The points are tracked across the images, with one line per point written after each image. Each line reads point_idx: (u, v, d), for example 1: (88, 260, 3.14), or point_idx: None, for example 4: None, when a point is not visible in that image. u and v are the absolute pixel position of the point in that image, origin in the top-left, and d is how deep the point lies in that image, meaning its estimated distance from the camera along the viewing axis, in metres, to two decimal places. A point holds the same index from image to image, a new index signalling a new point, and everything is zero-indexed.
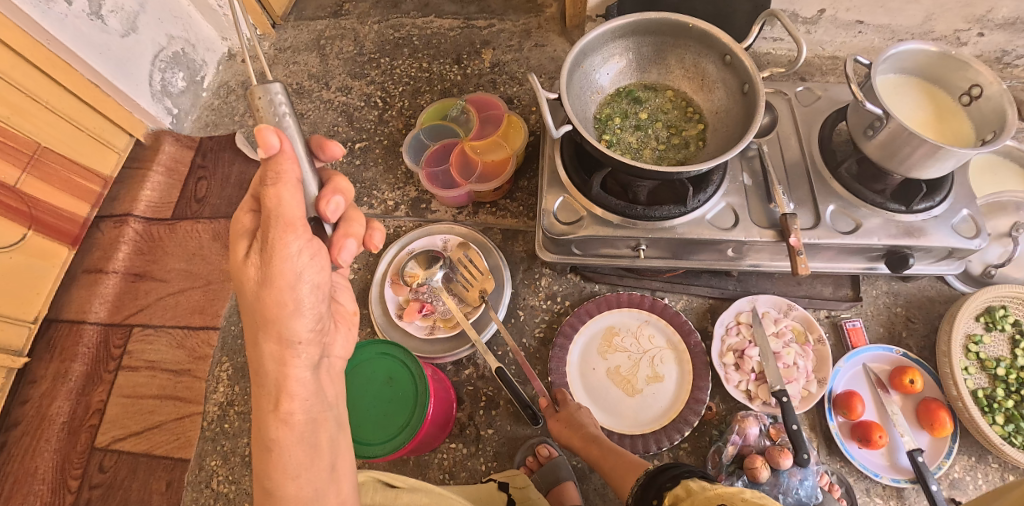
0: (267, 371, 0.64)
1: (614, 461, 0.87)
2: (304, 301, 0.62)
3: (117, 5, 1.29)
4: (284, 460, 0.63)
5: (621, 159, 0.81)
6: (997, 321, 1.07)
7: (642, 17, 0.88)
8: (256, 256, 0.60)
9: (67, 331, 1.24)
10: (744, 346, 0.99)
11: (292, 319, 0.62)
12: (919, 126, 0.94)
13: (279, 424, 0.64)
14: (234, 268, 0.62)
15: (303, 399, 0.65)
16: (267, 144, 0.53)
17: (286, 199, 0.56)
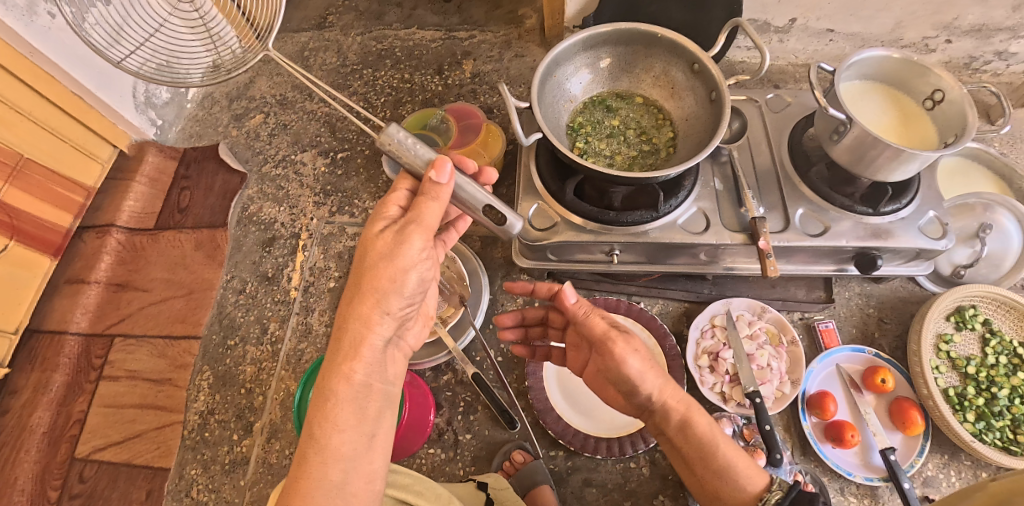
0: (348, 332, 0.67)
1: (709, 471, 0.76)
2: (410, 284, 0.68)
3: (101, 18, 1.30)
4: (336, 414, 0.65)
5: (591, 166, 0.83)
6: (967, 320, 1.09)
7: (611, 27, 0.90)
8: (391, 234, 0.68)
9: (48, 342, 1.24)
10: (718, 349, 1.01)
11: (391, 296, 0.67)
12: (884, 131, 0.95)
13: (341, 377, 0.66)
14: (366, 240, 0.68)
15: (367, 362, 0.67)
16: (442, 170, 0.67)
17: (434, 209, 0.69)
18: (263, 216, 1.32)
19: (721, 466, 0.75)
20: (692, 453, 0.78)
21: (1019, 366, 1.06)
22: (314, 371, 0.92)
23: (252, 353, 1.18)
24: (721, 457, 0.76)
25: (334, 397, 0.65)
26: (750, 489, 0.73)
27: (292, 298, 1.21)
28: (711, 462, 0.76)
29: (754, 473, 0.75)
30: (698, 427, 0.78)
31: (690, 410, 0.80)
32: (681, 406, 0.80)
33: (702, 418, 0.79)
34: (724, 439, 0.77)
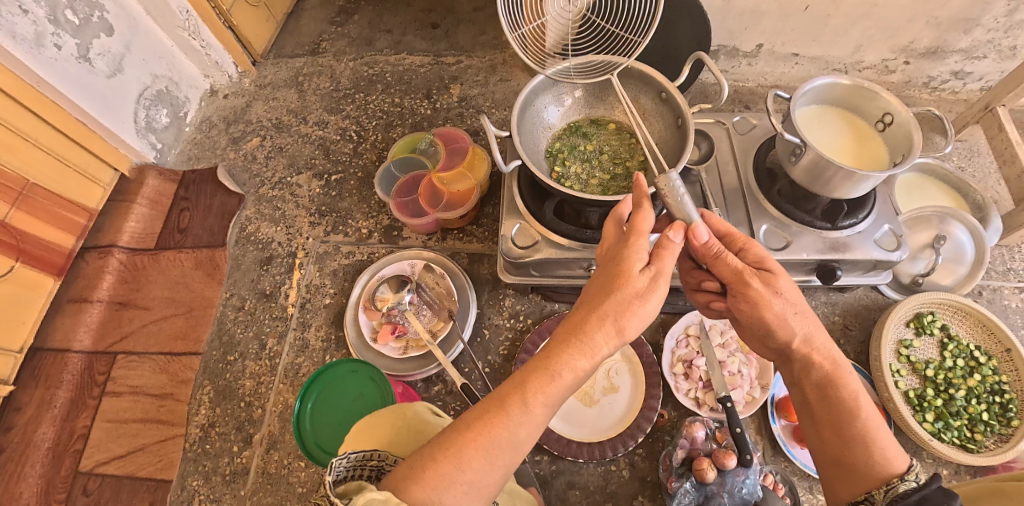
0: (589, 337, 0.64)
1: (841, 443, 0.71)
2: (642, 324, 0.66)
3: (104, 48, 1.36)
4: (554, 388, 0.63)
5: (565, 190, 0.91)
6: (925, 326, 1.16)
7: (585, 59, 0.98)
8: (648, 274, 0.66)
9: (52, 359, 1.29)
10: (691, 357, 1.08)
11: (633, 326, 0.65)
12: (838, 152, 1.02)
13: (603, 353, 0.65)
14: (623, 273, 0.66)
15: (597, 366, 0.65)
16: (699, 233, 0.74)
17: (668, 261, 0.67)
18: (261, 235, 1.38)
19: (859, 446, 0.69)
20: (824, 418, 0.73)
21: (975, 368, 1.12)
22: (311, 384, 0.96)
23: (251, 367, 1.23)
24: (863, 434, 0.69)
25: (517, 432, 0.62)
26: (880, 472, 0.68)
27: (288, 314, 1.26)
28: (844, 430, 0.71)
29: (895, 454, 0.69)
30: (841, 392, 0.72)
31: (833, 370, 0.73)
32: (830, 368, 0.73)
33: (843, 378, 0.72)
34: (870, 411, 0.71)
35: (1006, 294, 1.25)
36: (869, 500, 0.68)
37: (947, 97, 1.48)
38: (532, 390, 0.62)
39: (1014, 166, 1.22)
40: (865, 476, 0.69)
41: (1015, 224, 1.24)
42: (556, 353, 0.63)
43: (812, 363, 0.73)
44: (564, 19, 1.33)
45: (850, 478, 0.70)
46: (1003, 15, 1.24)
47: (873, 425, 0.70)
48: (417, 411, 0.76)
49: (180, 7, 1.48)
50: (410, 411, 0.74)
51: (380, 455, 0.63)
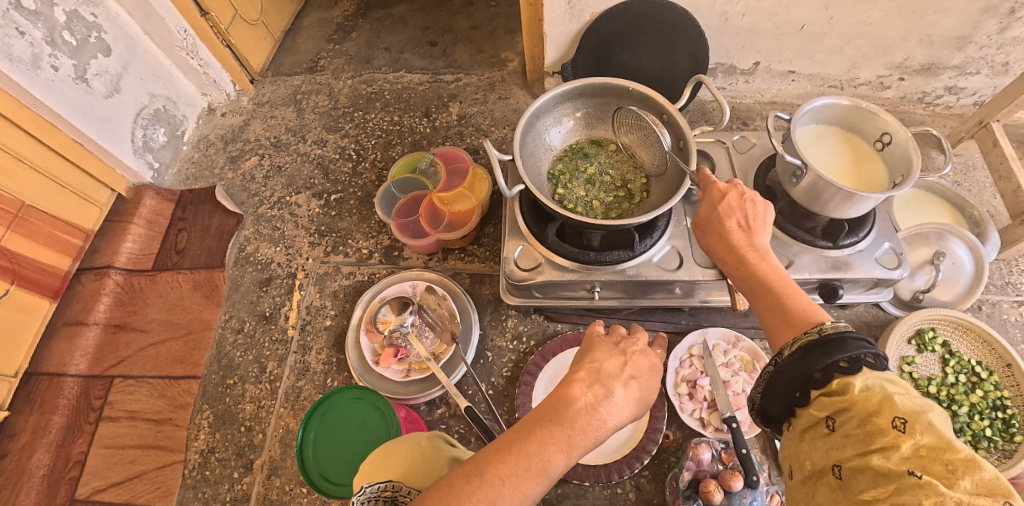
0: (598, 377, 0.67)
1: (769, 311, 0.71)
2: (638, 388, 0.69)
3: (101, 69, 1.36)
4: (569, 411, 0.63)
5: (567, 214, 0.90)
6: (927, 343, 1.16)
7: (586, 82, 0.99)
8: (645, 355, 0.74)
9: (48, 384, 1.27)
10: (696, 377, 1.08)
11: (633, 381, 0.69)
12: (837, 172, 1.02)
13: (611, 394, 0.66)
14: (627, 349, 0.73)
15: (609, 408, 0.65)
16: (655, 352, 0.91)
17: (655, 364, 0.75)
18: (260, 256, 1.37)
19: (781, 305, 0.70)
20: (751, 294, 0.74)
21: (977, 384, 1.13)
22: (313, 413, 0.96)
23: (252, 391, 1.22)
24: (784, 296, 0.70)
25: (549, 462, 0.61)
26: (799, 323, 0.67)
27: (289, 337, 1.25)
28: (778, 299, 0.70)
29: (815, 309, 0.68)
30: (762, 269, 0.74)
31: (762, 263, 0.74)
32: (751, 249, 0.76)
33: (765, 258, 0.75)
34: (790, 282, 0.72)
35: (1005, 308, 1.26)
36: (784, 351, 0.66)
37: (941, 112, 1.50)
38: (561, 418, 0.63)
39: (1010, 181, 1.23)
40: (788, 326, 0.68)
41: (1012, 238, 1.25)
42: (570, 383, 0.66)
43: (733, 249, 0.77)
44: (562, 38, 1.34)
45: (777, 339, 0.69)
46: (995, 32, 1.25)
47: (793, 292, 0.71)
48: (434, 438, 0.74)
49: (178, 26, 1.48)
50: (424, 441, 0.72)
51: (378, 490, 0.63)
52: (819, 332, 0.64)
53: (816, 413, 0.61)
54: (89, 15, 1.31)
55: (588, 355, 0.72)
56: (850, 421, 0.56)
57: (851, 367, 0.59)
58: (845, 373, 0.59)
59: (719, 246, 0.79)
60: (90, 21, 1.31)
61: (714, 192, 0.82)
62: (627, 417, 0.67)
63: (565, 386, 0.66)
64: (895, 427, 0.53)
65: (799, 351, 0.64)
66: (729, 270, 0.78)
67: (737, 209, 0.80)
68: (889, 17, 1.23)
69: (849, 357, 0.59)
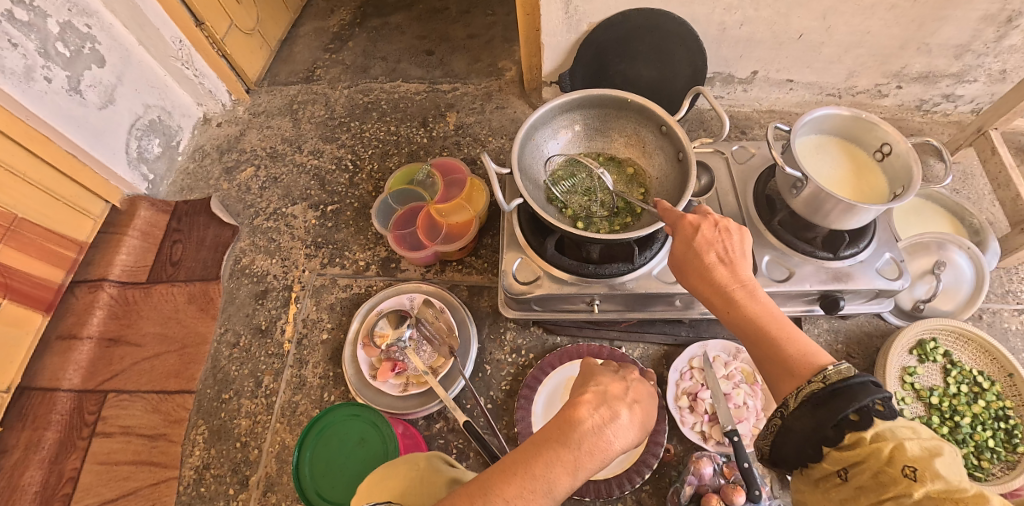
0: (603, 401, 0.66)
1: (765, 357, 0.67)
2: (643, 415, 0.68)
3: (95, 80, 1.35)
4: (572, 434, 0.62)
5: (565, 228, 0.90)
6: (928, 353, 1.14)
7: (584, 93, 0.99)
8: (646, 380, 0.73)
9: (40, 399, 1.24)
10: (696, 389, 1.06)
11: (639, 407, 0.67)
12: (837, 184, 1.01)
13: (616, 419, 0.64)
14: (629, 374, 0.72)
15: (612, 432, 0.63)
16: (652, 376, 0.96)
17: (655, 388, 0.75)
18: (256, 268, 1.36)
19: (778, 351, 0.65)
20: (743, 336, 0.70)
21: (979, 394, 1.11)
22: (309, 431, 0.94)
23: (247, 405, 1.20)
24: (780, 342, 0.66)
25: (554, 484, 0.60)
26: (801, 371, 0.64)
27: (285, 351, 1.24)
28: (773, 343, 0.66)
29: (813, 352, 0.65)
30: (748, 309, 0.68)
31: (747, 300, 0.69)
32: (737, 288, 0.69)
33: (754, 298, 0.69)
34: (780, 320, 0.67)
35: (1005, 316, 1.25)
36: (789, 403, 0.64)
37: (939, 120, 1.49)
38: (568, 440, 0.62)
39: (1009, 189, 1.23)
40: (789, 376, 0.64)
41: (1012, 246, 1.24)
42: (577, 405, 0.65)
43: (714, 285, 0.71)
44: (560, 48, 1.34)
45: (776, 386, 0.66)
46: (992, 40, 1.25)
47: (785, 332, 0.66)
48: (432, 459, 0.73)
49: (173, 37, 1.47)
50: (424, 461, 0.71)
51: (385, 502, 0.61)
52: (824, 381, 0.61)
53: (831, 465, 0.61)
54: (83, 26, 1.30)
55: (592, 377, 0.71)
56: (862, 473, 0.57)
57: (861, 420, 0.58)
58: (856, 426, 0.58)
59: (698, 281, 0.73)
60: (84, 32, 1.30)
61: (689, 226, 0.75)
62: (632, 440, 0.65)
63: (570, 407, 0.65)
64: (907, 477, 0.54)
65: (807, 404, 0.61)
66: (711, 306, 0.72)
67: (715, 241, 0.73)
68: (887, 26, 1.23)
69: (858, 408, 0.58)
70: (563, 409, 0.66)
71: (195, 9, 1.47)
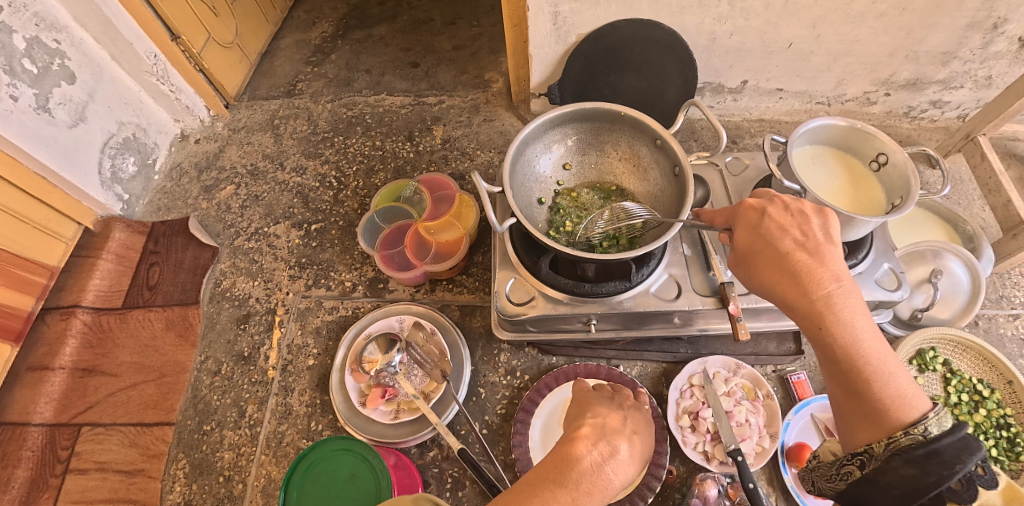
0: (600, 433, 0.63)
1: (853, 392, 0.63)
2: (640, 450, 0.65)
3: (65, 97, 1.29)
4: (569, 468, 0.59)
5: (562, 248, 0.86)
6: (928, 363, 1.12)
7: (577, 107, 0.96)
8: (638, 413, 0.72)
9: (9, 436, 1.17)
10: (697, 408, 1.02)
11: (636, 439, 0.65)
12: (832, 196, 1.00)
13: (613, 451, 0.61)
14: (623, 406, 0.71)
15: (612, 466, 0.60)
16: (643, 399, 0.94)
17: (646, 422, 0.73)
18: (237, 291, 1.31)
19: (870, 389, 0.62)
20: (832, 367, 0.65)
21: (979, 402, 1.09)
22: (296, 467, 0.90)
23: (230, 437, 1.15)
24: (875, 378, 0.62)
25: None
26: (895, 416, 0.60)
27: (269, 378, 1.18)
28: (862, 377, 0.62)
29: (913, 396, 0.61)
30: (846, 336, 0.63)
31: (853, 321, 0.64)
32: (836, 312, 0.64)
33: (853, 323, 0.64)
34: (884, 357, 0.63)
35: (1001, 322, 1.24)
36: (874, 448, 0.61)
37: (926, 125, 1.50)
38: (566, 479, 0.58)
39: (1000, 195, 1.23)
40: (877, 420, 0.61)
41: (1005, 252, 1.23)
42: (573, 438, 0.62)
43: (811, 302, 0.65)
44: (548, 60, 1.31)
45: (859, 424, 0.63)
46: (979, 47, 1.25)
47: (883, 370, 0.62)
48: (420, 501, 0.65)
49: (148, 51, 1.42)
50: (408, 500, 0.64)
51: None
52: (926, 435, 0.58)
53: None
54: (51, 41, 1.24)
55: (588, 409, 0.69)
56: None
57: (963, 490, 0.54)
58: (957, 497, 0.54)
59: (793, 302, 0.67)
60: (53, 47, 1.24)
61: (778, 241, 0.70)
62: (632, 476, 0.62)
63: (568, 442, 0.62)
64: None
65: (901, 458, 0.58)
66: (798, 322, 0.68)
67: (811, 261, 0.67)
68: (875, 35, 1.22)
69: (964, 478, 0.54)
70: (558, 445, 0.63)
71: (171, 23, 1.42)
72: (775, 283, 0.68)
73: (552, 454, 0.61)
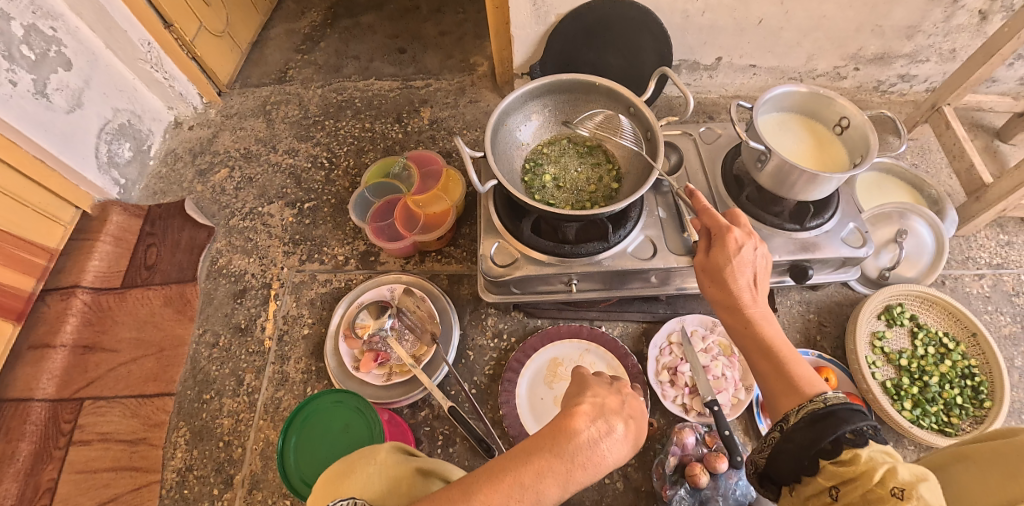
0: (599, 410, 0.60)
1: (772, 374, 0.72)
2: (636, 428, 0.62)
3: (62, 83, 1.33)
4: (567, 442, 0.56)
5: (542, 208, 0.91)
6: (895, 317, 1.16)
7: (554, 78, 1.00)
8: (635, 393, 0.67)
9: (13, 411, 1.20)
10: (676, 363, 1.07)
11: (635, 419, 0.61)
12: (798, 157, 1.05)
13: (609, 431, 0.58)
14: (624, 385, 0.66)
15: (607, 444, 0.57)
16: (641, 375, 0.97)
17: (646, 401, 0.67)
18: (233, 268, 1.35)
19: (785, 369, 0.71)
20: (756, 357, 0.75)
21: (945, 354, 1.13)
22: (292, 421, 0.94)
23: (229, 405, 1.19)
24: (788, 362, 0.71)
25: (543, 494, 0.54)
26: (803, 390, 0.68)
27: (266, 348, 1.23)
28: (778, 361, 0.72)
29: (816, 379, 0.70)
30: (768, 331, 0.75)
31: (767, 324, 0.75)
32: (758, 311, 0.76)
33: (770, 322, 0.76)
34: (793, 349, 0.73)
35: (967, 281, 1.27)
36: (789, 417, 0.67)
37: (896, 99, 1.55)
38: (563, 450, 0.55)
39: (964, 160, 1.29)
40: (791, 394, 0.69)
41: (969, 215, 1.29)
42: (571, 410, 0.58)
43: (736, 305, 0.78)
44: (529, 40, 1.36)
45: (780, 404, 0.70)
46: (941, 21, 1.31)
47: (795, 357, 0.72)
48: (393, 451, 0.65)
49: (142, 39, 1.46)
50: (384, 454, 0.63)
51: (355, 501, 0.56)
52: (824, 401, 0.65)
53: (823, 481, 0.60)
54: (48, 29, 1.28)
55: (586, 387, 0.64)
56: (853, 491, 0.56)
57: (858, 438, 0.59)
58: (853, 443, 0.59)
59: (726, 303, 0.79)
60: (49, 35, 1.28)
61: (726, 242, 0.81)
62: (625, 454, 0.60)
63: (565, 416, 0.59)
64: (894, 496, 0.53)
65: (807, 419, 0.64)
66: (729, 323, 0.79)
67: (747, 267, 0.80)
68: (841, 11, 1.28)
69: (855, 428, 0.60)
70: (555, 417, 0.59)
71: (164, 11, 1.46)
72: (715, 282, 0.80)
73: (550, 424, 0.58)
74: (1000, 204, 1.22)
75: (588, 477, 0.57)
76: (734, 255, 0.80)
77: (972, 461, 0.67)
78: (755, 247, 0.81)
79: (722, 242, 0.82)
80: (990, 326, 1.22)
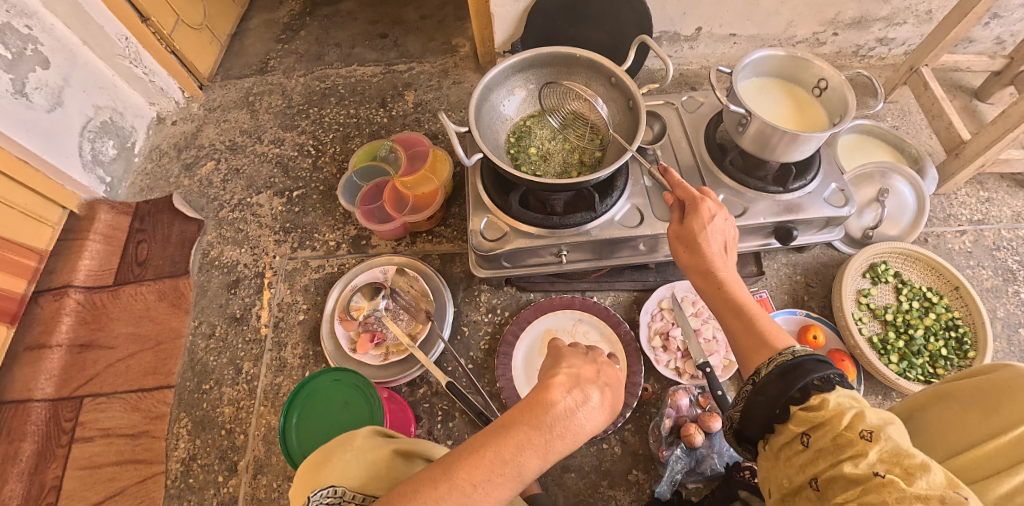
0: (574, 379, 0.58)
1: (744, 332, 0.73)
2: (617, 394, 0.60)
3: (41, 82, 1.31)
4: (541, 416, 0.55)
5: (530, 179, 0.92)
6: (880, 275, 1.18)
7: (536, 52, 1.01)
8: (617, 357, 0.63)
9: (13, 412, 1.20)
10: (668, 328, 1.09)
11: (614, 387, 0.59)
12: (778, 120, 1.06)
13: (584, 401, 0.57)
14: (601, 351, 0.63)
15: (585, 414, 0.56)
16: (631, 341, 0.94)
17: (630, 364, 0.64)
18: (225, 259, 1.35)
19: (755, 328, 0.72)
20: (727, 318, 0.75)
21: (929, 308, 1.16)
22: (295, 397, 0.95)
23: (229, 393, 1.20)
24: (758, 321, 0.72)
25: (523, 466, 0.54)
26: (773, 345, 0.69)
27: (262, 336, 1.24)
28: (748, 321, 0.73)
29: (784, 336, 0.71)
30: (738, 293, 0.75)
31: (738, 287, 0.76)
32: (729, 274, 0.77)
33: (740, 285, 0.77)
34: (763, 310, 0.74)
35: (948, 238, 1.30)
36: (760, 370, 0.68)
37: (876, 63, 1.57)
38: (539, 424, 0.55)
39: (942, 119, 1.31)
40: (762, 349, 0.70)
41: (949, 172, 1.32)
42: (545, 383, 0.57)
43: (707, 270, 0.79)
44: (510, 18, 1.36)
45: (748, 361, 0.71)
46: None
47: (764, 317, 0.73)
48: (369, 438, 0.66)
49: (119, 34, 1.44)
50: (360, 439, 0.64)
51: (334, 490, 0.57)
52: (793, 354, 0.66)
53: (794, 429, 0.61)
54: (23, 27, 1.26)
55: (562, 358, 0.61)
56: (823, 436, 0.57)
57: (825, 385, 0.61)
58: (821, 389, 0.60)
59: (699, 267, 0.80)
60: (25, 33, 1.26)
61: (700, 208, 0.81)
62: (607, 420, 0.59)
63: (541, 389, 0.57)
64: (863, 438, 0.54)
65: (777, 371, 0.65)
66: (702, 287, 0.79)
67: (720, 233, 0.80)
68: None
69: (822, 376, 0.61)
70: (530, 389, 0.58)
71: (139, 5, 1.44)
72: (687, 246, 0.81)
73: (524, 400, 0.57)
74: (978, 160, 1.24)
75: (568, 445, 0.56)
76: (706, 222, 0.80)
77: (950, 398, 0.68)
78: (725, 217, 0.81)
79: (695, 209, 0.82)
80: (972, 280, 1.25)
